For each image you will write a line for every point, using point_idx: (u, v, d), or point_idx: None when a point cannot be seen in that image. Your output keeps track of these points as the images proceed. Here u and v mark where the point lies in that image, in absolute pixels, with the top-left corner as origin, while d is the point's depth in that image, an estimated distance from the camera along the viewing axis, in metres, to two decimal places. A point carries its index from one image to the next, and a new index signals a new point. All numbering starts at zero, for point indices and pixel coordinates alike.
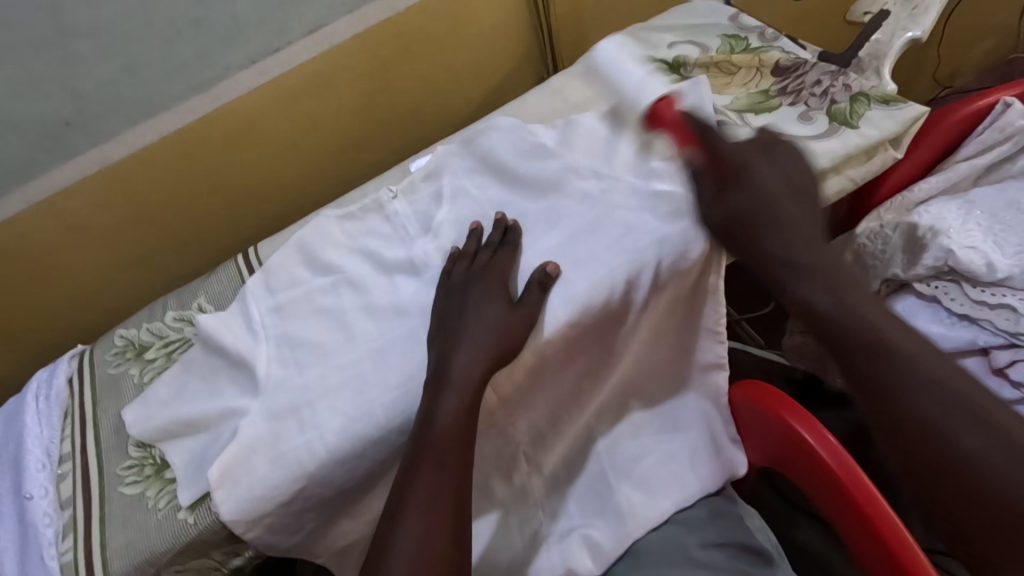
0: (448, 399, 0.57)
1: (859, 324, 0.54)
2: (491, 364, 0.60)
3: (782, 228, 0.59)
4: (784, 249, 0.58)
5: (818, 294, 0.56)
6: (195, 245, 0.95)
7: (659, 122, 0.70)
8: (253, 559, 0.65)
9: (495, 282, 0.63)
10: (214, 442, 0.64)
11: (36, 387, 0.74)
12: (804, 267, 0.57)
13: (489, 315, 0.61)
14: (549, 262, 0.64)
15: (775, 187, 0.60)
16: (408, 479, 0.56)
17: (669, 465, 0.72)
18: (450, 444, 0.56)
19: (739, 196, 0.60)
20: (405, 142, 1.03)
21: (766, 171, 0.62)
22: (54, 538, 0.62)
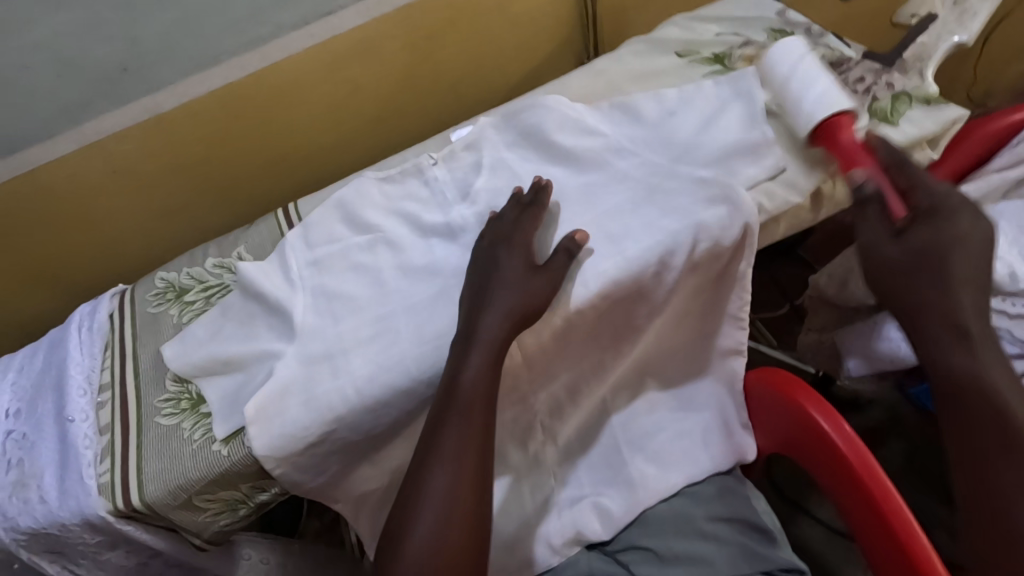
0: (476, 357, 0.60)
1: (967, 373, 0.56)
2: (516, 325, 0.61)
3: (952, 283, 0.57)
4: (939, 297, 0.57)
5: (949, 348, 0.57)
6: (230, 200, 0.98)
7: (831, 143, 0.66)
8: (278, 496, 0.68)
9: (519, 244, 0.65)
10: (249, 381, 0.67)
11: (79, 318, 0.78)
12: (977, 330, 0.56)
13: (513, 276, 0.63)
14: (578, 230, 0.65)
15: (965, 245, 0.58)
16: (436, 432, 0.59)
17: (683, 441, 0.75)
18: (473, 400, 0.59)
19: (925, 238, 0.59)
20: (443, 114, 1.05)
21: (932, 231, 0.59)
22: (92, 459, 0.65)
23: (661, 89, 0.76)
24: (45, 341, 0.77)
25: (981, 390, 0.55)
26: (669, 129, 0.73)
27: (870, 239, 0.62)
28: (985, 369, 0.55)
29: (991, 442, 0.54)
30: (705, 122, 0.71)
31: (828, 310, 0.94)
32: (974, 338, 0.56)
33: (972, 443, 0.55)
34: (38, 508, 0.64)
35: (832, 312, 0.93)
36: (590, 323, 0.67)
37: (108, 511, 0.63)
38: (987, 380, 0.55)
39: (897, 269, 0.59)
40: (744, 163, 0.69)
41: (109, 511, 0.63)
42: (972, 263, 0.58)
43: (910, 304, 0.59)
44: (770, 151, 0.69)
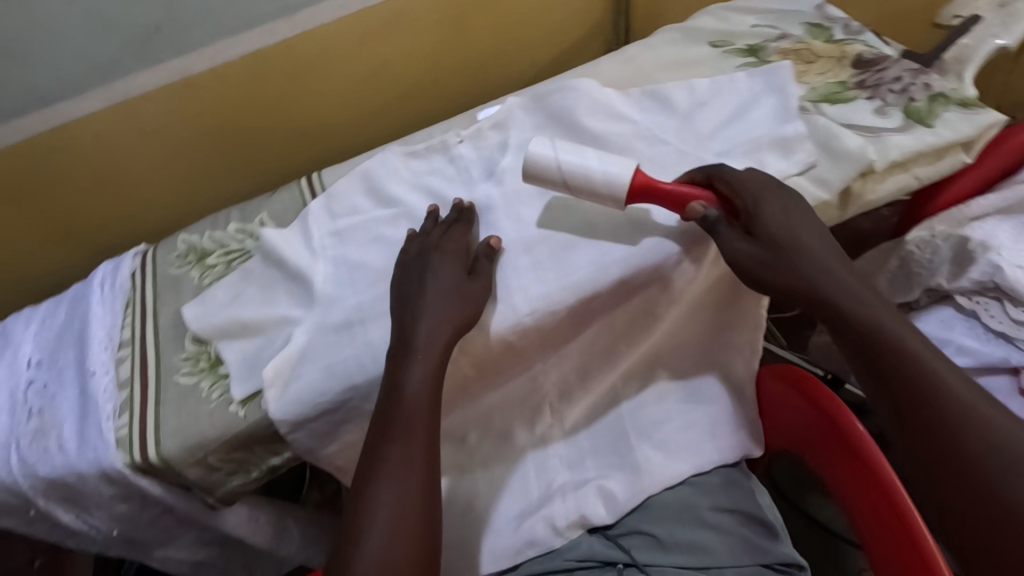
0: (414, 366, 0.59)
1: (879, 337, 0.56)
2: (456, 331, 0.61)
3: (834, 265, 0.59)
4: (836, 287, 0.57)
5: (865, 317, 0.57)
6: (252, 169, 0.98)
7: (655, 197, 0.63)
8: (289, 461, 0.69)
9: (451, 250, 0.66)
10: (268, 345, 0.68)
11: (101, 275, 0.79)
12: (864, 301, 0.57)
13: (447, 282, 0.63)
14: (491, 236, 0.68)
15: (809, 225, 0.60)
16: (380, 443, 0.58)
17: (690, 431, 0.74)
18: (416, 409, 0.58)
19: (781, 232, 0.59)
20: (469, 94, 1.04)
21: (778, 211, 0.60)
22: (111, 412, 0.67)
23: (694, 80, 0.76)
24: (67, 295, 0.78)
25: (894, 364, 0.55)
26: (698, 121, 0.72)
27: (747, 254, 0.59)
28: (901, 338, 0.56)
29: (917, 402, 0.54)
30: (736, 114, 0.71)
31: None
32: (865, 305, 0.57)
33: (904, 406, 0.55)
34: (57, 456, 0.65)
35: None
36: (609, 307, 0.67)
37: (125, 464, 0.64)
38: (897, 353, 0.55)
39: (795, 275, 0.58)
40: (774, 158, 0.66)
41: (126, 464, 0.64)
42: (825, 244, 0.60)
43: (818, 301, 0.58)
44: (804, 145, 0.66)
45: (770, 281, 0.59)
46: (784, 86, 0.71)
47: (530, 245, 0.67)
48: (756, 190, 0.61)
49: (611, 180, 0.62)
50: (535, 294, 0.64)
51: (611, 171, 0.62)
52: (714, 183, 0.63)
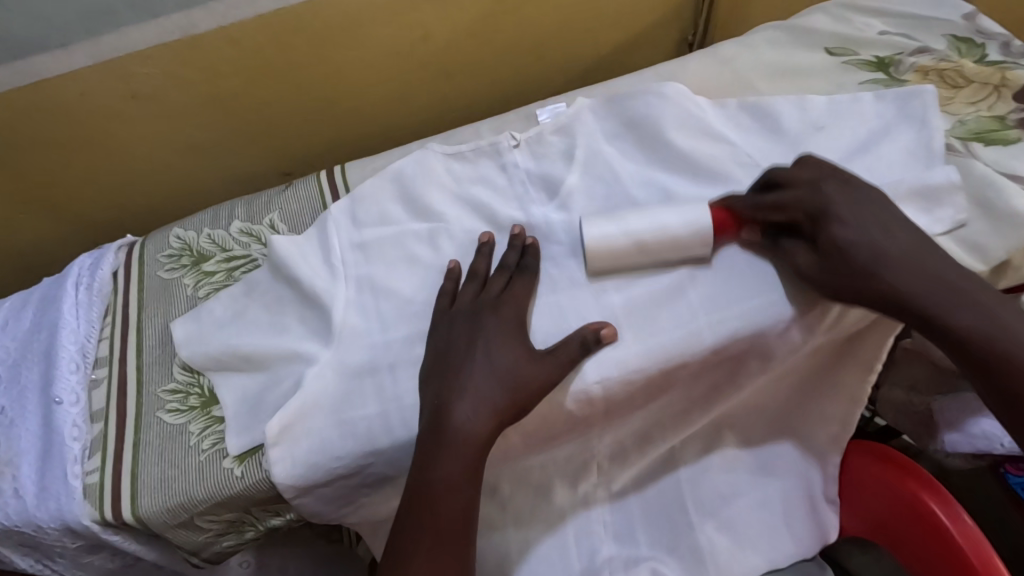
0: (448, 462, 0.49)
1: (1000, 333, 0.45)
2: (502, 421, 0.51)
3: (915, 260, 0.48)
4: (923, 286, 0.47)
5: (970, 316, 0.46)
6: (267, 151, 0.84)
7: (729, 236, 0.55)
8: (292, 521, 0.58)
9: (510, 321, 0.54)
10: (273, 385, 0.56)
11: (77, 272, 0.65)
12: (956, 293, 0.47)
13: (500, 358, 0.52)
14: (603, 323, 0.53)
15: (878, 214, 0.50)
16: (405, 554, 0.48)
17: (761, 514, 0.64)
18: (449, 512, 0.49)
19: (845, 235, 0.49)
20: (519, 78, 0.89)
21: (845, 206, 0.50)
22: (80, 454, 0.55)
23: (807, 96, 0.62)
24: (35, 294, 0.65)
25: (1004, 362, 0.45)
26: (815, 149, 0.59)
27: (817, 267, 0.50)
28: (1004, 322, 0.45)
29: None
30: (863, 145, 0.58)
31: (922, 364, 0.74)
32: (971, 298, 0.46)
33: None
34: (12, 503, 0.54)
35: (924, 365, 0.74)
36: (692, 372, 0.55)
37: (94, 520, 0.53)
38: (1004, 344, 0.45)
39: (873, 285, 0.48)
40: (912, 211, 0.53)
41: (95, 520, 0.53)
42: (906, 232, 0.49)
43: (902, 309, 0.47)
44: (957, 198, 0.53)
45: (844, 295, 0.49)
46: (926, 117, 0.57)
47: (603, 293, 0.56)
48: (808, 189, 0.52)
49: (692, 226, 0.54)
50: (611, 357, 0.52)
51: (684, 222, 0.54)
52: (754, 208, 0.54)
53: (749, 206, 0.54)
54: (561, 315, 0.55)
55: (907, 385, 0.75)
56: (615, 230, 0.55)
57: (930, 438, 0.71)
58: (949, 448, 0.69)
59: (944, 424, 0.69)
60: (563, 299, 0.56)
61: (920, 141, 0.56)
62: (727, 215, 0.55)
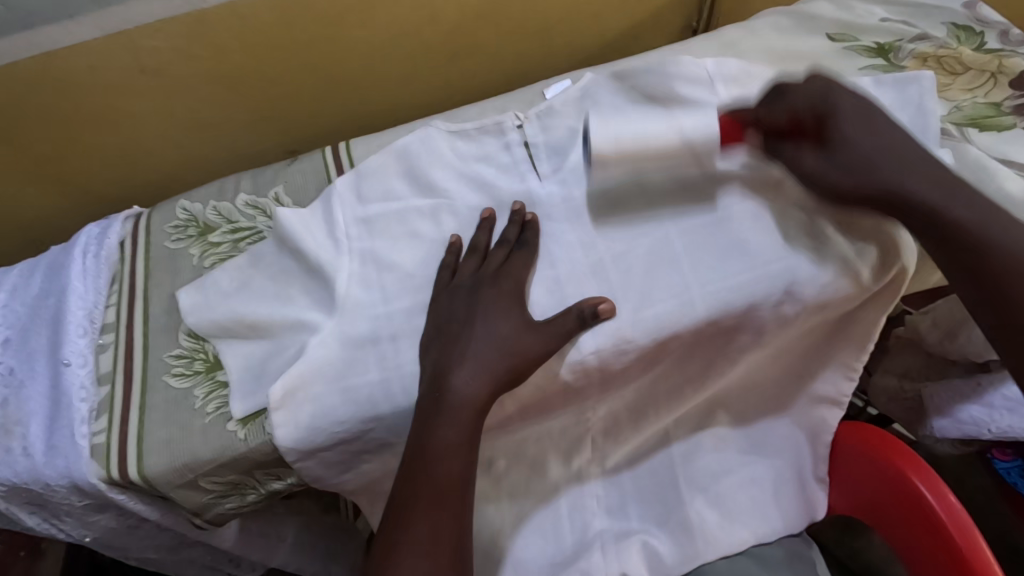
0: (447, 426, 0.51)
1: (903, 169, 0.52)
2: (499, 388, 0.52)
3: (886, 142, 0.53)
4: (882, 158, 0.52)
5: (868, 141, 0.53)
6: (274, 127, 0.85)
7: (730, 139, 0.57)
8: (294, 485, 0.60)
9: (509, 292, 0.55)
10: (278, 353, 0.57)
11: (85, 240, 0.66)
12: (865, 120, 0.54)
13: (499, 328, 0.53)
14: (602, 298, 0.53)
15: (828, 81, 0.56)
16: (404, 516, 0.50)
17: (751, 490, 0.65)
18: (447, 475, 0.50)
19: (797, 87, 0.56)
20: (522, 61, 0.89)
21: (817, 81, 0.56)
22: (87, 416, 0.57)
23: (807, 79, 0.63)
24: (44, 261, 0.67)
25: (905, 201, 0.51)
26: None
27: (807, 169, 0.55)
28: (909, 160, 0.52)
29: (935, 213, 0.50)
30: None
31: (917, 353, 0.76)
32: (877, 132, 0.53)
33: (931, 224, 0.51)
34: (20, 461, 0.55)
35: (920, 354, 0.76)
36: (686, 346, 0.56)
37: (101, 478, 0.54)
38: (929, 203, 0.51)
39: (846, 158, 0.53)
40: None
41: (102, 478, 0.54)
42: (844, 92, 0.56)
43: (869, 194, 0.53)
44: None
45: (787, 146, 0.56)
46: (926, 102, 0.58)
47: (600, 269, 0.57)
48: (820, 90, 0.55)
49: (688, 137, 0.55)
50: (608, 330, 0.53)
51: (687, 128, 0.55)
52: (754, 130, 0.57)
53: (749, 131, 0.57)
54: (560, 291, 0.56)
55: (898, 371, 0.77)
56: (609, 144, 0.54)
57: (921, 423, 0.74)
58: (937, 432, 0.71)
59: (934, 409, 0.71)
60: (562, 275, 0.57)
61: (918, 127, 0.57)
62: (734, 129, 0.57)
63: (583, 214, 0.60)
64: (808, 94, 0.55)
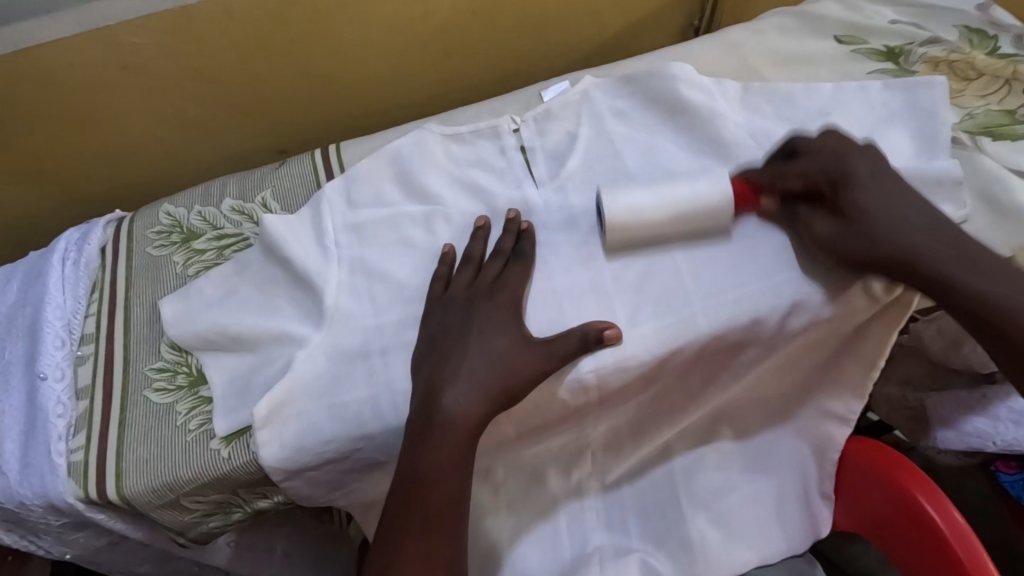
0: (439, 446, 0.49)
1: (907, 223, 0.50)
2: (494, 408, 0.50)
3: (899, 213, 0.50)
4: (893, 229, 0.50)
5: (874, 196, 0.51)
6: (264, 127, 0.82)
7: (744, 204, 0.55)
8: (281, 503, 0.57)
9: (505, 305, 0.53)
10: (263, 367, 0.55)
11: (64, 246, 0.64)
12: (878, 178, 0.52)
13: (494, 344, 0.51)
14: (608, 324, 0.51)
15: (839, 144, 0.53)
16: (395, 541, 0.48)
17: (752, 507, 0.64)
18: (440, 497, 0.48)
19: (812, 155, 0.53)
20: (520, 59, 0.87)
21: (828, 146, 0.53)
22: (64, 432, 0.54)
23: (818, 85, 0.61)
24: (21, 267, 0.64)
25: (913, 256, 0.49)
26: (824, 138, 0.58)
27: (829, 236, 0.51)
28: (916, 216, 0.50)
29: (950, 264, 0.48)
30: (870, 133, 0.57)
31: (918, 361, 0.74)
32: (886, 189, 0.51)
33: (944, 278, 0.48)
34: None
35: (923, 362, 0.73)
36: (690, 362, 0.54)
37: (78, 498, 0.52)
38: (937, 269, 0.48)
39: (865, 230, 0.50)
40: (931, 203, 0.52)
41: (79, 498, 0.52)
42: (858, 148, 0.53)
43: (886, 263, 0.50)
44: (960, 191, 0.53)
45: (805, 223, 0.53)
46: (938, 109, 0.56)
47: (599, 282, 0.55)
48: (832, 155, 0.53)
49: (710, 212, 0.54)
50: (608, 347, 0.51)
51: (702, 192, 0.53)
52: (763, 188, 0.55)
53: (761, 178, 0.55)
54: (558, 304, 0.54)
55: (901, 380, 0.75)
56: (627, 211, 0.53)
57: (923, 435, 0.71)
58: (942, 445, 0.69)
59: (937, 421, 0.69)
60: (560, 287, 0.55)
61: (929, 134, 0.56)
62: (748, 187, 0.55)
63: (581, 223, 0.58)
64: (824, 160, 0.53)
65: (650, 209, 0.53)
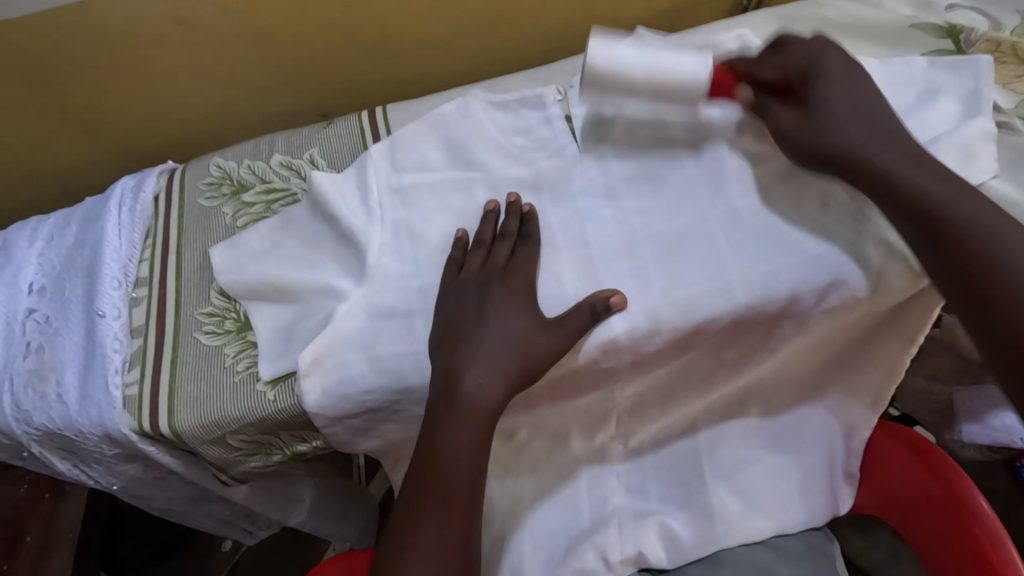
0: (458, 427, 0.51)
1: (848, 139, 0.53)
2: (511, 389, 0.52)
3: (851, 98, 0.55)
4: (850, 118, 0.54)
5: (830, 108, 0.54)
6: (311, 89, 0.84)
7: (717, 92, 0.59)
8: (317, 449, 0.61)
9: (519, 288, 0.54)
10: (306, 318, 0.57)
11: (120, 193, 0.66)
12: (846, 107, 0.55)
13: (512, 327, 0.53)
14: (614, 291, 0.53)
15: (829, 55, 0.57)
16: (415, 515, 0.50)
17: (777, 482, 0.64)
18: (456, 478, 0.50)
19: (800, 52, 0.57)
20: (568, 28, 0.86)
21: (833, 63, 0.57)
22: (120, 366, 0.57)
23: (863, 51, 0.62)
24: (78, 212, 0.67)
25: (856, 135, 0.53)
26: None
27: (774, 113, 0.57)
28: (869, 107, 0.55)
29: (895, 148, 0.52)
30: (910, 106, 0.59)
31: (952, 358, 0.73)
32: (841, 113, 0.54)
33: (884, 153, 0.52)
34: (55, 407, 0.57)
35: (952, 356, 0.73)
36: (722, 332, 0.55)
37: (132, 429, 0.56)
38: (893, 170, 0.51)
39: (824, 131, 0.54)
40: (967, 123, 0.55)
41: (133, 429, 0.55)
42: (843, 62, 0.57)
43: (829, 156, 0.54)
44: (982, 164, 0.55)
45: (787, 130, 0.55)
46: (979, 86, 0.58)
47: (636, 249, 0.56)
48: (810, 50, 0.57)
49: (660, 87, 0.57)
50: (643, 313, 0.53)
51: (681, 65, 0.56)
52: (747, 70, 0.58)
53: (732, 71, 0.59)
54: (593, 271, 0.55)
55: (928, 374, 0.74)
56: (609, 58, 0.56)
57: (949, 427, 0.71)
58: (966, 438, 0.69)
59: (965, 414, 0.68)
60: (596, 256, 0.56)
61: (967, 107, 0.57)
62: (727, 75, 0.58)
63: (621, 193, 0.59)
64: (798, 57, 0.57)
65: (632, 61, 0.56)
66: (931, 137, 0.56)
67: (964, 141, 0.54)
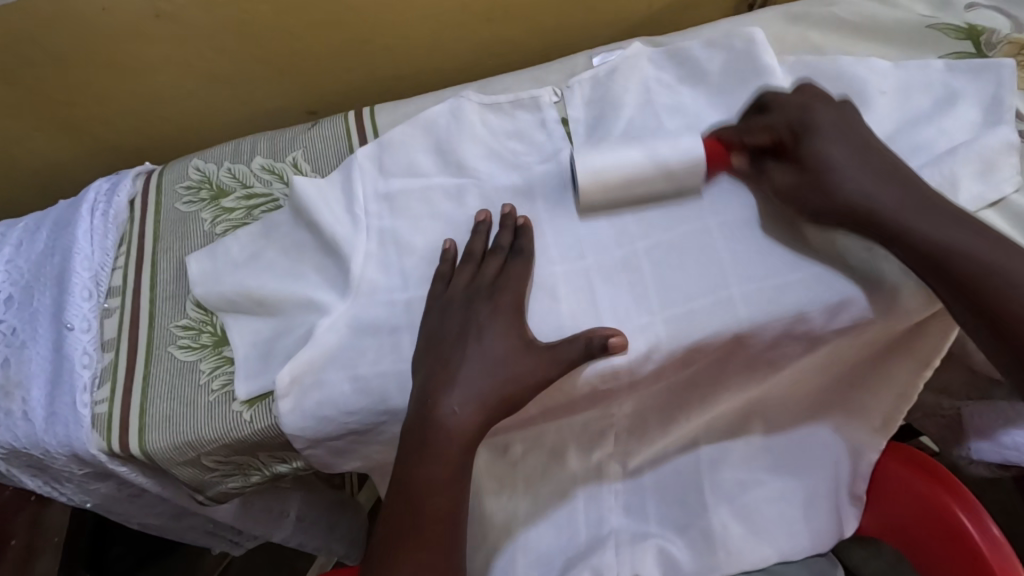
0: (434, 456, 0.48)
1: (854, 189, 0.49)
2: (492, 415, 0.49)
3: (849, 140, 0.51)
4: (845, 173, 0.50)
5: (815, 196, 0.50)
6: (299, 87, 0.80)
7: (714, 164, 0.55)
8: (298, 468, 0.58)
9: (506, 306, 0.51)
10: (286, 332, 0.54)
11: (93, 197, 0.63)
12: (844, 143, 0.51)
13: (495, 350, 0.49)
14: (614, 332, 0.49)
15: (813, 106, 0.53)
16: (393, 550, 0.48)
17: (779, 505, 0.61)
18: (433, 508, 0.48)
19: (778, 136, 0.53)
20: (568, 23, 0.82)
21: (824, 115, 0.52)
22: (88, 383, 0.54)
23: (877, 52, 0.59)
24: (48, 217, 0.63)
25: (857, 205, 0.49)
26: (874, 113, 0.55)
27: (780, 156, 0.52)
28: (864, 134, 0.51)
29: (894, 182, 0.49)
30: (928, 113, 0.55)
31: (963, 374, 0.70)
32: (838, 155, 0.50)
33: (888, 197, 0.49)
34: (20, 425, 0.54)
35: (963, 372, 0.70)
36: (726, 350, 0.52)
37: (101, 450, 0.53)
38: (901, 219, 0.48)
39: (824, 194, 0.50)
40: (989, 134, 0.52)
41: (102, 450, 0.53)
42: (831, 109, 0.53)
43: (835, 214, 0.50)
44: (1003, 177, 0.52)
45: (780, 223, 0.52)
46: (1000, 92, 0.55)
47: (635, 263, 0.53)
48: (798, 109, 0.53)
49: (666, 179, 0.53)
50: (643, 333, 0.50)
51: (664, 155, 0.53)
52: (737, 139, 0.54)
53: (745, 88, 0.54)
54: (590, 286, 0.52)
55: (938, 389, 0.72)
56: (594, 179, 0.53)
57: (957, 444, 0.69)
58: (975, 456, 0.66)
59: (975, 431, 0.65)
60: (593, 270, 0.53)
61: (988, 115, 0.54)
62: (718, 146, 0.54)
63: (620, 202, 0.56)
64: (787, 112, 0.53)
65: (627, 171, 0.53)
66: (952, 147, 0.52)
67: (986, 152, 0.51)
